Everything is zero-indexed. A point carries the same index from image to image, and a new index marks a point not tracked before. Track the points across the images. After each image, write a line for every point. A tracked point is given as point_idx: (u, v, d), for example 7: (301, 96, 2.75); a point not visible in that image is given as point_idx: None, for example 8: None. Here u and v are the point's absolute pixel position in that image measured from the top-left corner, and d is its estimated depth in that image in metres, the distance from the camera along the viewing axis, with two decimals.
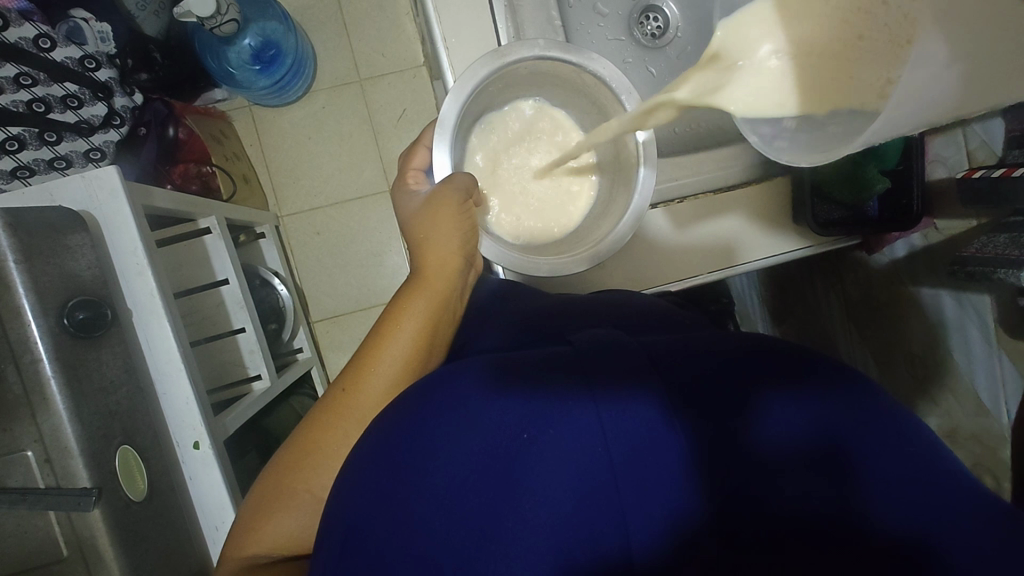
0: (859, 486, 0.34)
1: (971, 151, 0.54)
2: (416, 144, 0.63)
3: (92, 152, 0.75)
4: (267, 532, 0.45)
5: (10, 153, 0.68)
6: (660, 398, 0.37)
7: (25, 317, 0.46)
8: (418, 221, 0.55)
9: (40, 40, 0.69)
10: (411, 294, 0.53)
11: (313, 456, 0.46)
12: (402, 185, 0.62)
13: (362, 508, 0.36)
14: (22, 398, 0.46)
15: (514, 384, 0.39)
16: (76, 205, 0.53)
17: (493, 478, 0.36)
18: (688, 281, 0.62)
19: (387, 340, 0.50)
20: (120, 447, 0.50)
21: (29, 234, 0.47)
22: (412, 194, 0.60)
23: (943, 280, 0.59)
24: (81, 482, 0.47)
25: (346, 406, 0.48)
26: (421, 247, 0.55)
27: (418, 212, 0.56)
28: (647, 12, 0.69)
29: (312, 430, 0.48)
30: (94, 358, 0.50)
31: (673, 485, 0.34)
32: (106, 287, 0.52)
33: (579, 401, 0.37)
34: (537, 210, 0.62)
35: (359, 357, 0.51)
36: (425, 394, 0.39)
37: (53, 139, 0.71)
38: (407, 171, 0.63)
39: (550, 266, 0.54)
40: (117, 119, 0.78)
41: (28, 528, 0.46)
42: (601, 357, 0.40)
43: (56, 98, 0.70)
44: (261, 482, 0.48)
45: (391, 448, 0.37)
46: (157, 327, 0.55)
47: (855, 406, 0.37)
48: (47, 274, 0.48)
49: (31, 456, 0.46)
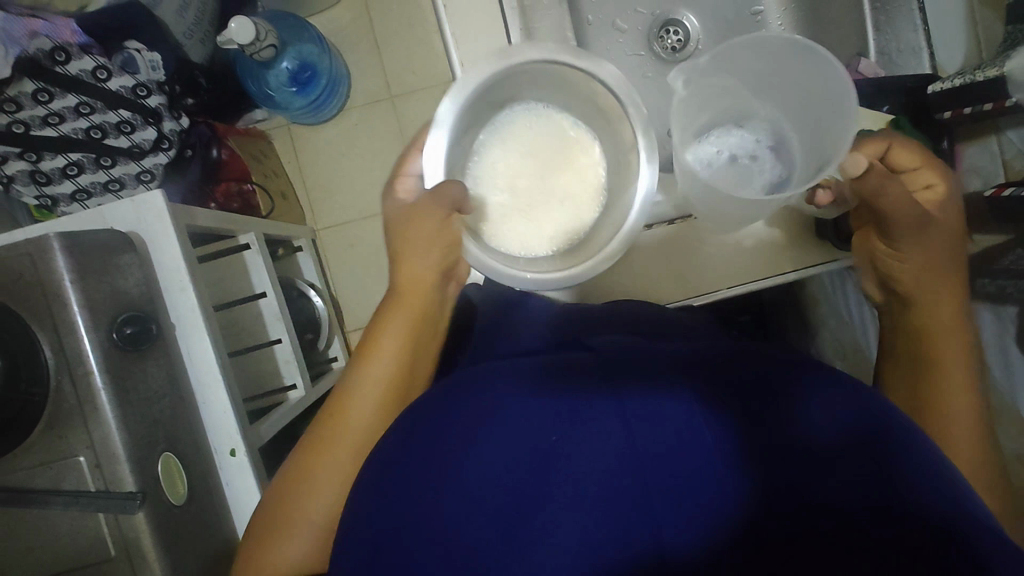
0: (897, 496, 0.33)
1: (1009, 162, 0.61)
2: (409, 152, 0.64)
3: (143, 175, 0.81)
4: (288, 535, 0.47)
5: (71, 177, 0.77)
6: (688, 396, 0.38)
7: (78, 332, 0.50)
8: (403, 234, 0.57)
9: (98, 71, 0.75)
10: (390, 312, 0.56)
11: (307, 481, 0.49)
12: (389, 197, 0.64)
13: (389, 508, 0.38)
14: (76, 406, 0.50)
15: (546, 381, 0.41)
16: (125, 226, 0.57)
17: (514, 483, 0.37)
18: (712, 295, 0.63)
19: (369, 357, 0.53)
20: (163, 453, 0.53)
21: (83, 254, 0.50)
22: (400, 204, 0.61)
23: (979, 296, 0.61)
24: (126, 487, 0.50)
25: (336, 429, 0.50)
26: (406, 262, 0.56)
27: (404, 225, 0.57)
28: (668, 28, 0.75)
29: (307, 454, 0.50)
30: (140, 370, 0.53)
31: (705, 484, 0.35)
32: (151, 303, 0.56)
33: (604, 404, 0.39)
34: (538, 217, 0.61)
35: (348, 373, 0.54)
36: (449, 400, 0.42)
37: (108, 163, 0.78)
38: (397, 182, 0.64)
39: (541, 280, 0.55)
40: (166, 142, 0.82)
41: (79, 529, 0.50)
42: (622, 366, 0.41)
43: (111, 125, 0.77)
44: (278, 485, 0.50)
45: (426, 444, 0.39)
46: (198, 340, 0.59)
47: (880, 419, 0.36)
48: (99, 292, 0.51)
49: (83, 461, 0.50)
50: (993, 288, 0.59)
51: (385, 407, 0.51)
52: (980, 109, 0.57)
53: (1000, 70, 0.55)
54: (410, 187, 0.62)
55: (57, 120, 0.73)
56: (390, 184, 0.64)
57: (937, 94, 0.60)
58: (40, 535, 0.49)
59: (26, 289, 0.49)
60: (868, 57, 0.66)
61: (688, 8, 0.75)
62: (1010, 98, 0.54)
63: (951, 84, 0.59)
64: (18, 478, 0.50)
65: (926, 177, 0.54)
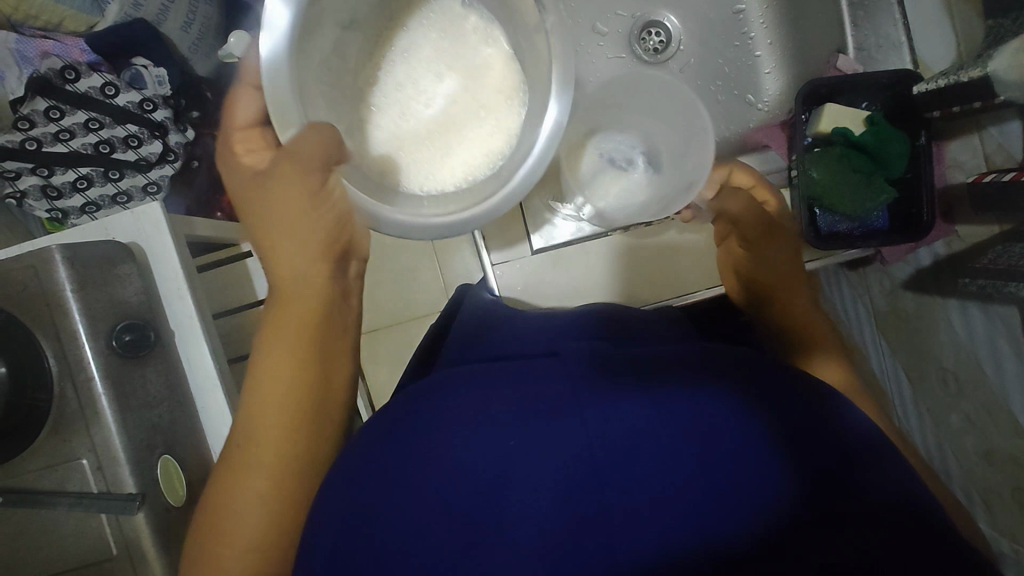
0: (877, 496, 0.35)
1: (990, 156, 0.60)
2: (230, 111, 0.56)
3: (149, 186, 0.84)
4: (228, 546, 0.45)
5: (81, 190, 0.80)
6: (687, 401, 0.38)
7: (79, 340, 0.52)
8: (264, 214, 0.53)
9: (106, 88, 0.79)
10: (278, 314, 0.54)
11: (233, 493, 0.47)
12: (227, 169, 0.56)
13: (394, 509, 0.37)
14: (79, 411, 0.52)
15: (550, 383, 0.42)
16: (126, 238, 0.59)
17: (481, 483, 0.38)
18: (695, 295, 0.73)
19: (266, 360, 0.51)
20: (161, 456, 0.55)
21: (83, 265, 0.53)
22: (247, 173, 0.55)
23: (969, 292, 0.60)
24: (127, 488, 0.52)
25: (253, 439, 0.49)
26: (281, 245, 0.53)
27: (267, 203, 0.52)
28: (649, 30, 0.86)
29: (227, 470, 0.48)
30: (139, 376, 0.55)
31: (711, 484, 0.36)
32: (150, 311, 0.58)
33: (602, 405, 0.39)
34: (442, 145, 0.56)
35: (250, 379, 0.51)
36: (442, 403, 0.42)
37: (116, 176, 0.81)
38: (230, 150, 0.56)
39: (421, 222, 0.51)
40: (172, 155, 0.85)
41: (82, 528, 0.52)
42: (614, 372, 0.42)
43: (119, 139, 0.80)
44: (213, 487, 0.48)
45: (427, 445, 0.39)
46: (196, 347, 0.60)
47: (855, 428, 0.39)
48: (98, 301, 0.53)
49: (85, 464, 0.52)
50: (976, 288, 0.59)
51: (291, 410, 0.50)
52: (966, 107, 0.58)
53: (983, 69, 0.54)
54: (249, 152, 0.56)
55: (67, 136, 0.77)
56: (225, 154, 0.56)
57: (924, 94, 0.63)
58: (47, 534, 0.51)
59: (30, 300, 0.51)
60: (846, 53, 0.74)
61: (669, 10, 0.85)
62: (998, 94, 0.53)
63: (937, 84, 0.60)
64: (24, 480, 0.52)
65: (763, 193, 0.68)
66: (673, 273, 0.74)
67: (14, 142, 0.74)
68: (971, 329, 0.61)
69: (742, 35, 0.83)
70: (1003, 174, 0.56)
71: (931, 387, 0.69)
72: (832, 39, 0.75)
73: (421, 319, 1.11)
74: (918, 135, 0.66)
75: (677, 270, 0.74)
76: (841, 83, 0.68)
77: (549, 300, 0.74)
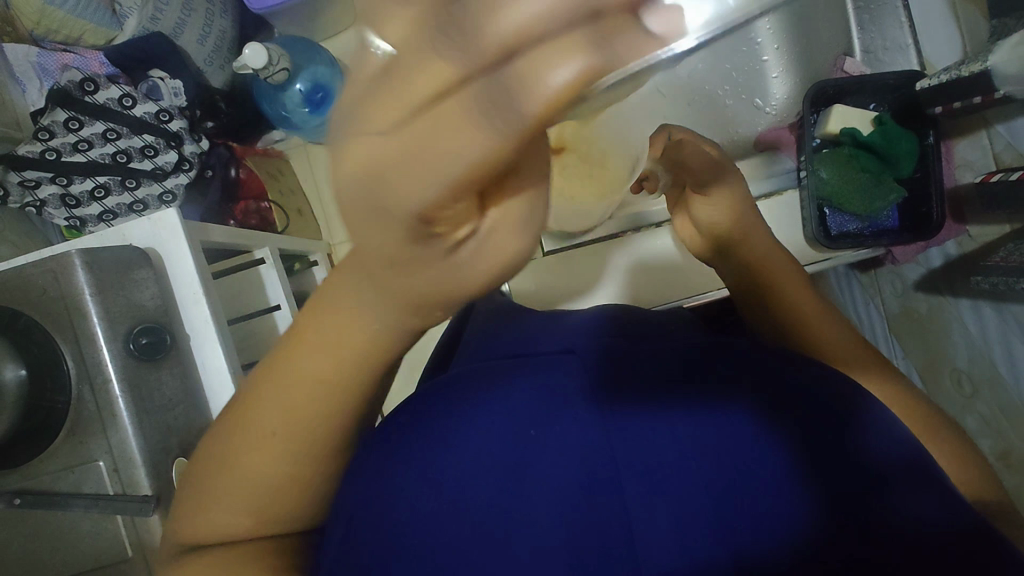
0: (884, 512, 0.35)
1: (999, 154, 0.61)
2: (428, 132, 0.17)
3: (165, 195, 0.84)
4: (232, 511, 0.40)
5: (98, 200, 0.81)
6: (743, 415, 0.39)
7: (97, 343, 0.53)
8: (426, 290, 0.28)
9: (124, 99, 0.81)
10: (336, 341, 0.34)
11: (240, 470, 0.39)
12: (363, 229, 0.21)
13: (405, 515, 0.37)
14: (96, 413, 0.52)
15: (613, 397, 0.41)
16: (144, 243, 0.60)
17: (492, 493, 0.37)
18: (702, 297, 0.73)
19: (327, 394, 0.37)
20: (177, 459, 0.55)
21: (101, 270, 0.54)
22: (439, 251, 0.24)
23: (981, 291, 0.61)
24: (143, 490, 0.52)
25: (274, 436, 0.38)
26: (428, 320, 0.30)
27: (443, 283, 0.27)
28: None
29: (240, 440, 0.39)
30: (155, 379, 0.56)
31: (737, 493, 0.36)
32: (165, 315, 0.59)
33: (658, 416, 0.40)
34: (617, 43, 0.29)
35: (312, 401, 0.37)
36: (460, 411, 0.42)
37: (132, 185, 0.82)
38: (409, 215, 0.20)
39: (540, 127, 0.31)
40: (187, 165, 0.86)
41: (100, 529, 0.52)
42: (667, 376, 0.42)
43: (136, 149, 0.82)
44: (209, 448, 0.41)
45: (441, 455, 0.39)
46: (210, 349, 0.61)
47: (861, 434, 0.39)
48: (116, 304, 0.54)
49: (102, 466, 0.52)
50: (987, 286, 0.58)
51: (340, 426, 0.39)
52: (970, 103, 0.58)
53: (984, 65, 0.54)
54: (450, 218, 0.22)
55: (86, 146, 0.79)
56: (390, 224, 0.20)
57: (926, 90, 0.63)
58: (63, 536, 0.52)
59: (51, 303, 0.53)
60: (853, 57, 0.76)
61: None
62: (999, 90, 0.54)
63: (939, 80, 0.61)
64: (41, 482, 0.52)
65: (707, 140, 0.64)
66: (680, 274, 0.74)
67: (35, 152, 0.76)
68: (985, 328, 0.61)
69: None
70: (1009, 173, 0.56)
71: (947, 389, 0.69)
72: (839, 42, 0.76)
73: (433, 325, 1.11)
74: (925, 134, 0.66)
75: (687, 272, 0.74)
76: (849, 84, 0.68)
77: (559, 302, 0.74)
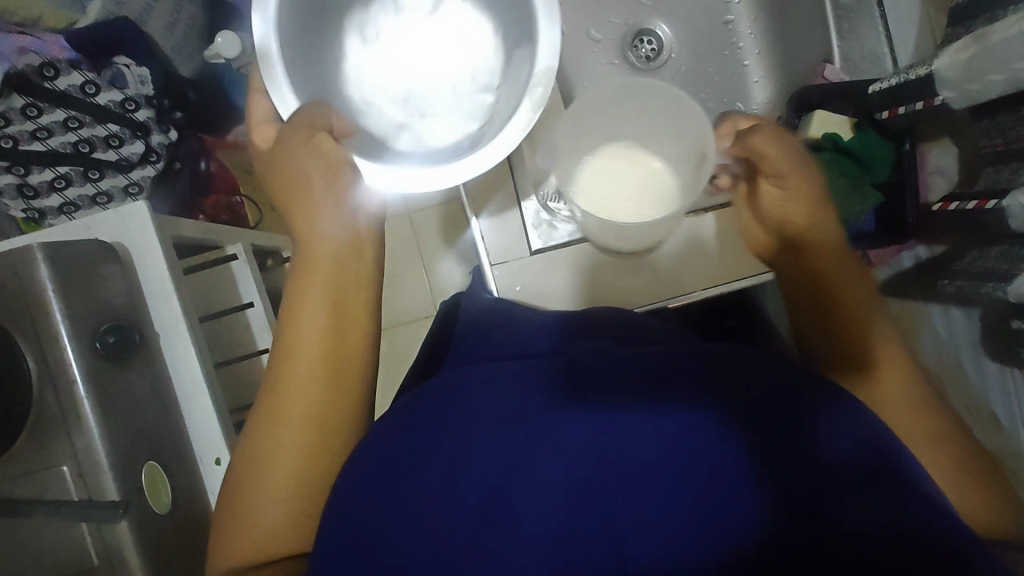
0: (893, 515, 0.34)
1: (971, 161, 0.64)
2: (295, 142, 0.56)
3: (130, 187, 0.84)
4: (250, 527, 0.45)
5: (59, 190, 0.79)
6: (715, 415, 0.39)
7: (62, 342, 0.50)
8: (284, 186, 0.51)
9: (87, 87, 0.76)
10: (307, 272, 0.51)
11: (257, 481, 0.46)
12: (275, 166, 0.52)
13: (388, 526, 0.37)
14: (59, 416, 0.50)
15: (578, 398, 0.41)
16: (110, 238, 0.58)
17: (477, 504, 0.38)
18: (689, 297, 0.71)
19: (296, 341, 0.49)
20: (146, 462, 0.53)
21: (64, 265, 0.51)
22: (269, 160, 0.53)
23: (940, 295, 0.65)
24: (110, 496, 0.50)
25: (274, 414, 0.47)
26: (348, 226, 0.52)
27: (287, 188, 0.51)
28: (641, 37, 0.88)
29: (257, 439, 0.47)
30: (123, 379, 0.53)
31: (717, 498, 0.36)
32: (135, 312, 0.56)
33: (634, 417, 0.40)
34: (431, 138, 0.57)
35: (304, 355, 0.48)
36: (440, 412, 0.41)
37: (96, 176, 0.80)
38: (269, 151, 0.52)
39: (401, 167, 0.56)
40: (154, 155, 0.84)
41: (62, 538, 0.50)
42: (641, 374, 0.42)
43: (100, 139, 0.79)
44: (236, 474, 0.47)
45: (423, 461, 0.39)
46: (182, 349, 0.59)
47: (865, 429, 0.37)
48: (81, 301, 0.52)
49: (66, 471, 0.50)
50: (954, 289, 0.62)
51: (330, 382, 0.48)
52: (912, 107, 0.61)
53: (928, 69, 0.57)
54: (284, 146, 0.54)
55: (45, 134, 0.75)
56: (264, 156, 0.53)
57: (877, 94, 0.66)
58: (22, 551, 0.49)
59: (9, 300, 0.50)
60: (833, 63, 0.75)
61: (661, 20, 0.88)
62: (937, 95, 0.58)
63: (889, 84, 0.63)
64: None
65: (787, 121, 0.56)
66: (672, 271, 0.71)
67: None
68: (951, 328, 0.64)
69: (730, 45, 0.85)
70: (967, 201, 0.60)
71: None
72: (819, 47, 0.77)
73: (409, 323, 1.10)
74: (901, 141, 0.68)
75: (680, 272, 0.71)
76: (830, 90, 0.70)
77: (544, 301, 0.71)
